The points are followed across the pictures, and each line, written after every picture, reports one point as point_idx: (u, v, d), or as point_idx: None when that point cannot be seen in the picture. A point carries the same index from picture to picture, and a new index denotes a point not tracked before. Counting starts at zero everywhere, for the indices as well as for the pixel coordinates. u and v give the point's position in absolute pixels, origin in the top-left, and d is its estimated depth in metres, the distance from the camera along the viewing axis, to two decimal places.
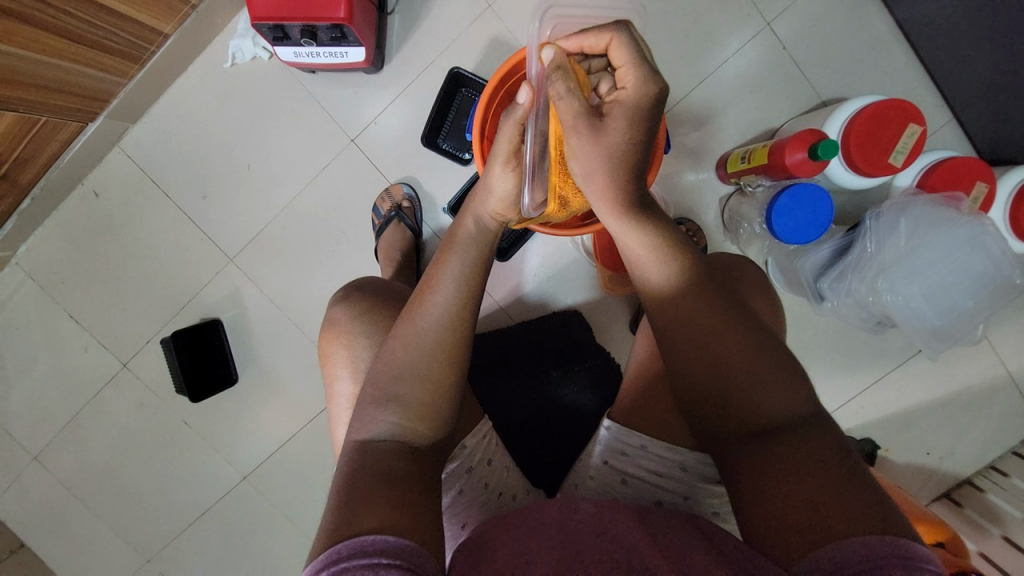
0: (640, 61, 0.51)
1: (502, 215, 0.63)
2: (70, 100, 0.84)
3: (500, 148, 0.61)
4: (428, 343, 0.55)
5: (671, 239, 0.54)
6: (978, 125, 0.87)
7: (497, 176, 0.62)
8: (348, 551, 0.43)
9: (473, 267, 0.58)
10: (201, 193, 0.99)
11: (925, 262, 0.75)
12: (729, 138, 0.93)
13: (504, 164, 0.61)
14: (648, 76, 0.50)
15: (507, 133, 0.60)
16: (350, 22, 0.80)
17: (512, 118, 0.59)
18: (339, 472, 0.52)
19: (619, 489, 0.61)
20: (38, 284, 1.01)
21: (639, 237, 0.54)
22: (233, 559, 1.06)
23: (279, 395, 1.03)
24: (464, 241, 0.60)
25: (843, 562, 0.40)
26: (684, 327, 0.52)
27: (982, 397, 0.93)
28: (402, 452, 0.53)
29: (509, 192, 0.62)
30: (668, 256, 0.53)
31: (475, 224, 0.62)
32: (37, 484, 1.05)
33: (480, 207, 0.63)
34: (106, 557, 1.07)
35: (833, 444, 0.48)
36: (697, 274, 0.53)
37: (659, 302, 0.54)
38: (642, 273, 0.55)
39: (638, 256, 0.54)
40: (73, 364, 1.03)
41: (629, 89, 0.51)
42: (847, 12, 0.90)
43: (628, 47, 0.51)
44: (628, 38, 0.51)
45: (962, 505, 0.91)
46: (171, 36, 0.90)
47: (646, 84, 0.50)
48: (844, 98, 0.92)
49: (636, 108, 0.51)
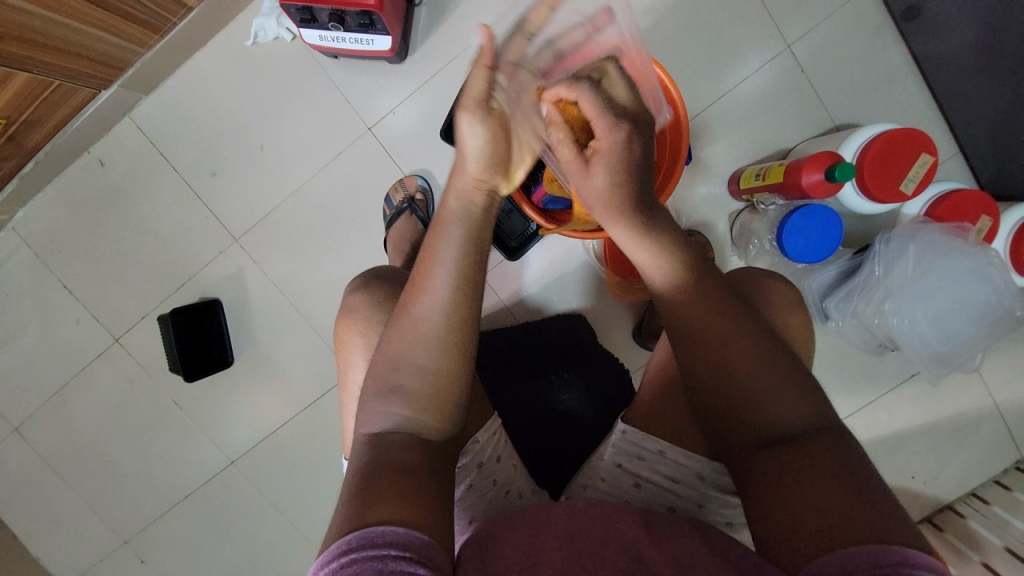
0: (608, 117, 0.52)
1: (483, 181, 0.54)
2: (85, 65, 0.82)
3: (467, 98, 0.54)
4: (425, 332, 0.52)
5: (677, 242, 0.55)
6: (982, 160, 0.90)
7: (468, 133, 0.54)
8: (358, 541, 0.42)
9: (464, 249, 0.53)
10: (211, 170, 0.98)
11: (930, 290, 0.78)
12: (743, 155, 0.95)
13: (473, 115, 0.54)
14: (620, 127, 0.51)
15: (478, 86, 0.54)
16: (379, 10, 0.80)
17: (479, 62, 0.53)
18: (351, 467, 0.50)
19: (633, 493, 0.62)
20: (33, 251, 0.99)
21: (643, 251, 0.55)
22: (214, 544, 1.04)
23: (274, 380, 1.01)
24: (450, 221, 0.54)
25: (850, 570, 0.40)
26: (699, 329, 0.53)
27: (968, 425, 0.95)
28: (412, 443, 0.51)
29: (483, 150, 0.54)
30: (673, 263, 0.55)
31: (458, 202, 0.55)
32: (16, 456, 1.02)
33: (459, 180, 0.55)
34: (81, 535, 1.04)
35: (845, 452, 0.48)
36: (705, 282, 0.54)
37: (670, 309, 0.55)
38: (650, 275, 0.56)
39: (643, 270, 0.56)
40: (64, 335, 1.00)
41: (607, 140, 0.52)
42: (864, 41, 0.93)
43: (594, 102, 0.52)
44: (593, 96, 0.52)
45: (943, 528, 0.93)
46: (194, 10, 0.88)
47: (617, 134, 0.51)
48: (856, 124, 0.94)
49: (617, 154, 0.52)
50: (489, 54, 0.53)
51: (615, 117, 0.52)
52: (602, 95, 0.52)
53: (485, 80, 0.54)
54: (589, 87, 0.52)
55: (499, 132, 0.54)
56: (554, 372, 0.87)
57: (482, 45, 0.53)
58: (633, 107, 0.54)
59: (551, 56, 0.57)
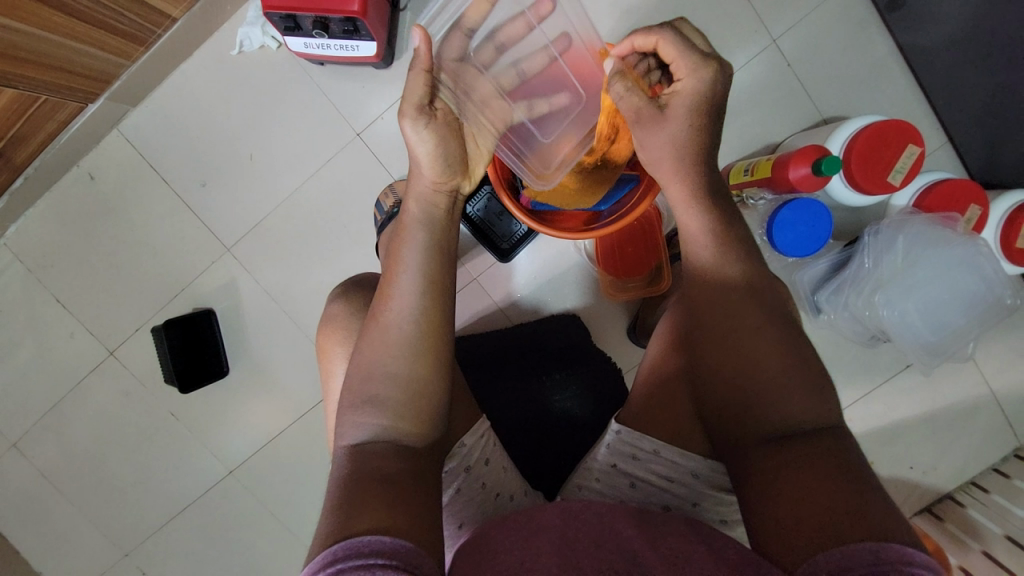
0: (690, 55, 0.59)
1: (442, 182, 0.59)
2: (70, 79, 0.83)
3: (407, 104, 0.56)
4: (394, 338, 0.54)
5: (723, 210, 0.59)
6: (971, 149, 0.90)
7: (416, 140, 0.57)
8: (344, 552, 0.41)
9: (426, 251, 0.56)
10: (200, 180, 0.98)
11: (921, 280, 0.78)
12: (731, 151, 0.95)
13: (415, 121, 0.57)
14: (702, 67, 0.59)
15: (417, 91, 0.56)
16: (363, 15, 0.80)
17: (416, 68, 0.55)
18: (332, 478, 0.50)
19: (628, 492, 0.62)
20: (25, 266, 0.99)
21: (696, 214, 0.59)
22: (214, 555, 1.04)
23: (270, 389, 1.01)
24: (412, 225, 0.58)
25: (845, 566, 0.40)
26: (704, 308, 0.57)
27: (964, 414, 0.95)
28: (391, 452, 0.51)
29: (434, 155, 0.58)
30: (721, 228, 0.58)
31: (419, 206, 0.59)
32: (13, 472, 1.02)
33: (417, 184, 0.59)
34: (82, 549, 1.04)
35: (835, 445, 0.49)
36: (734, 240, 0.58)
37: (705, 275, 0.58)
38: (694, 249, 0.59)
39: (688, 238, 0.60)
40: (58, 349, 1.00)
41: (687, 82, 0.59)
42: (849, 33, 0.93)
43: (676, 47, 0.59)
44: (674, 38, 0.59)
45: (943, 518, 0.93)
46: (179, 21, 0.89)
47: (700, 73, 0.59)
48: (844, 116, 0.94)
49: (694, 95, 0.59)
50: (426, 58, 0.55)
51: (699, 60, 0.59)
52: (680, 39, 0.60)
53: (424, 85, 0.56)
54: (670, 34, 0.60)
55: (447, 133, 0.59)
56: (546, 373, 0.87)
57: (417, 48, 0.55)
58: (712, 56, 0.61)
59: (494, 50, 0.61)
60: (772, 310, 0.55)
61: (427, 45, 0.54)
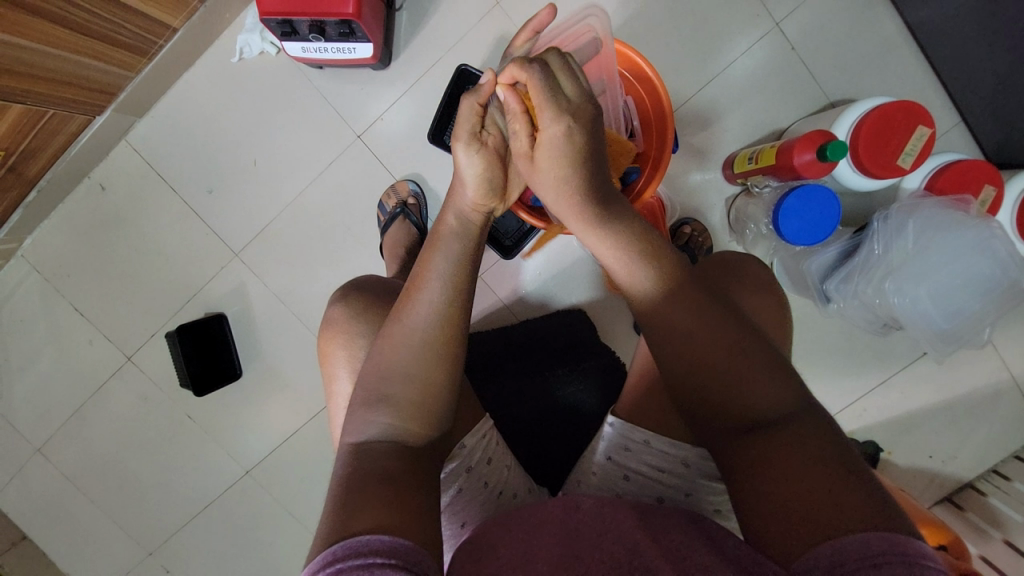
0: (548, 101, 0.53)
1: (482, 205, 0.60)
2: (77, 91, 0.84)
3: (462, 130, 0.58)
4: (418, 343, 0.53)
5: (637, 238, 0.56)
6: (985, 128, 0.87)
7: (464, 161, 0.59)
8: (343, 552, 0.42)
9: (460, 261, 0.57)
10: (206, 187, 0.99)
11: (932, 265, 0.76)
12: (736, 138, 0.93)
13: (467, 145, 0.58)
14: (561, 119, 0.53)
15: (465, 120, 0.58)
16: (358, 18, 0.80)
17: (473, 95, 0.58)
18: (336, 474, 0.51)
19: (622, 485, 0.61)
20: (42, 276, 1.01)
21: (620, 258, 0.56)
22: (234, 552, 1.07)
23: (283, 390, 1.03)
24: (448, 236, 0.58)
25: (840, 559, 0.39)
26: (671, 319, 0.53)
27: (983, 401, 0.93)
28: (395, 450, 0.51)
29: (481, 179, 0.59)
30: (639, 260, 0.55)
31: (457, 219, 0.59)
32: (39, 476, 1.06)
33: (458, 200, 0.60)
34: (108, 550, 1.07)
35: (827, 434, 0.47)
36: (677, 278, 0.54)
37: (637, 307, 0.56)
38: (619, 275, 0.56)
39: (614, 274, 0.57)
40: (78, 357, 1.03)
41: (550, 131, 0.54)
42: (855, 13, 0.90)
43: (539, 87, 0.53)
44: (541, 80, 0.53)
45: (963, 508, 0.91)
46: (179, 31, 0.90)
47: (559, 127, 0.53)
48: (852, 99, 0.91)
49: (559, 146, 0.54)
50: (486, 92, 0.58)
51: (560, 110, 0.53)
52: (546, 78, 0.53)
53: (474, 111, 0.58)
54: (539, 70, 0.53)
55: (494, 160, 0.60)
56: (549, 370, 0.87)
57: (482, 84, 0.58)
58: (581, 99, 0.55)
59: None
60: (733, 308, 0.54)
61: (493, 85, 0.58)
